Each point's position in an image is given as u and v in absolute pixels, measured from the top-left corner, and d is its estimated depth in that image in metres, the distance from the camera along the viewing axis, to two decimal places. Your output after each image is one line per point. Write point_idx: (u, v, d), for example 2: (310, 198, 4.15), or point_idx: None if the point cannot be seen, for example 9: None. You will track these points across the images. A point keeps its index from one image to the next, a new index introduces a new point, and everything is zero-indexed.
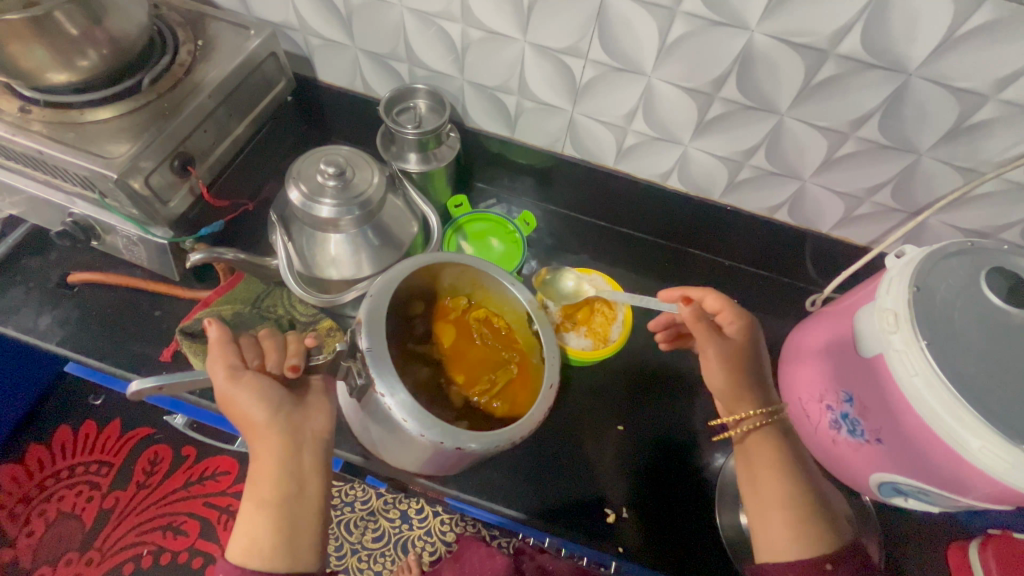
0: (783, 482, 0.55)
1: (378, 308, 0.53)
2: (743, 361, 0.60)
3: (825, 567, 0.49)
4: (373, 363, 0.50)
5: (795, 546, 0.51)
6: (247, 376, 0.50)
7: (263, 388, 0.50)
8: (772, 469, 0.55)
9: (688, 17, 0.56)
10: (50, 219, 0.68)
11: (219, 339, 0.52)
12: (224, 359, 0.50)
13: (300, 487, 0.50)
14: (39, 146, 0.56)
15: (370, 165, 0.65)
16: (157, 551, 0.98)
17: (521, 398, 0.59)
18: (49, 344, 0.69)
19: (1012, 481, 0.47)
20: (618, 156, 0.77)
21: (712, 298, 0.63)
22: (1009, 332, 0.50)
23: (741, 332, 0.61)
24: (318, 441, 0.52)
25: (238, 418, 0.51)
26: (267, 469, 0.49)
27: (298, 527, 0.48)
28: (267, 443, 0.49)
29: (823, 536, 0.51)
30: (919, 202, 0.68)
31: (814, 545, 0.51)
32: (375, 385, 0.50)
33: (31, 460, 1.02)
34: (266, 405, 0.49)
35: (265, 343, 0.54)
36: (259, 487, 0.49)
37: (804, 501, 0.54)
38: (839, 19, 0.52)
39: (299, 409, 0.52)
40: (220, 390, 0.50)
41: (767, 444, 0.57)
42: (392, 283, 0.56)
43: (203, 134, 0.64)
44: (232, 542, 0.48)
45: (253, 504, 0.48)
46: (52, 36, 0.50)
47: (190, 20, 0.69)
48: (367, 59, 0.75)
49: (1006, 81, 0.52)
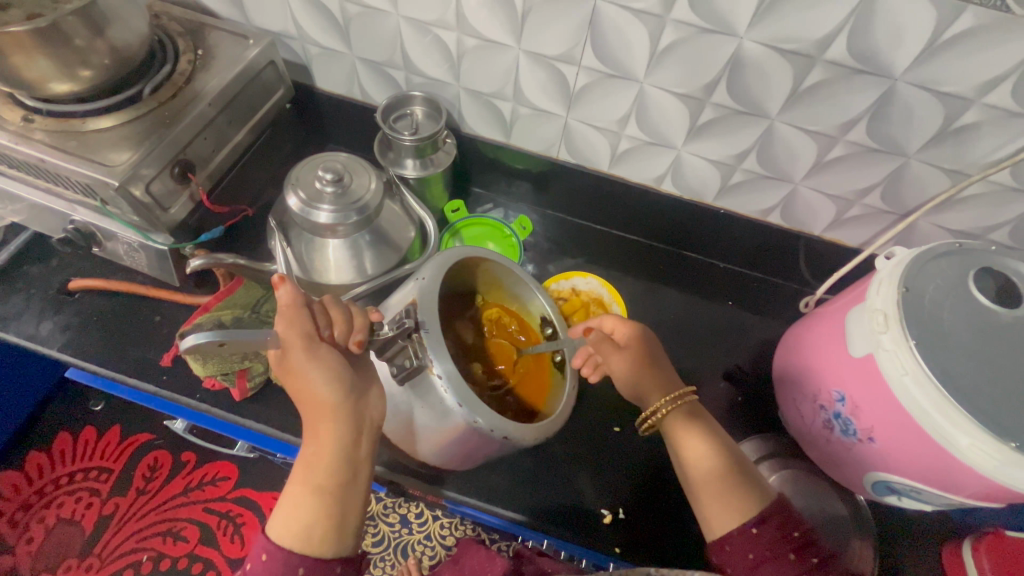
0: (708, 455, 0.53)
1: (431, 292, 0.56)
2: (641, 355, 0.60)
3: (750, 532, 0.47)
4: (431, 345, 0.53)
5: (725, 521, 0.49)
6: (322, 350, 0.50)
7: (335, 366, 0.50)
8: (695, 442, 0.55)
9: (679, 24, 0.57)
10: (51, 226, 0.69)
11: (291, 302, 0.50)
12: (298, 327, 0.49)
13: (354, 474, 0.50)
14: (41, 155, 0.57)
15: (367, 171, 0.66)
16: (156, 557, 0.98)
17: (537, 394, 0.62)
18: (49, 350, 0.70)
19: (1001, 478, 0.47)
20: (612, 161, 0.78)
21: (608, 317, 0.63)
22: (997, 331, 0.51)
23: (635, 334, 0.61)
24: (373, 430, 0.52)
25: (301, 394, 0.50)
26: (327, 453, 0.49)
27: (347, 515, 0.48)
28: (330, 426, 0.49)
29: (751, 503, 0.50)
30: (909, 204, 0.69)
31: (743, 510, 0.49)
32: (430, 367, 0.53)
33: (31, 467, 1.03)
34: (336, 386, 0.50)
35: (334, 313, 0.52)
36: (314, 469, 0.48)
37: (730, 470, 0.52)
38: (826, 25, 0.53)
39: (362, 396, 0.52)
40: (293, 359, 0.49)
41: (680, 426, 0.56)
42: (442, 270, 0.58)
43: (203, 142, 0.65)
44: (275, 521, 0.47)
45: (304, 486, 0.48)
46: (56, 47, 0.51)
47: (190, 30, 0.70)
48: (365, 67, 0.76)
49: (990, 85, 0.53)
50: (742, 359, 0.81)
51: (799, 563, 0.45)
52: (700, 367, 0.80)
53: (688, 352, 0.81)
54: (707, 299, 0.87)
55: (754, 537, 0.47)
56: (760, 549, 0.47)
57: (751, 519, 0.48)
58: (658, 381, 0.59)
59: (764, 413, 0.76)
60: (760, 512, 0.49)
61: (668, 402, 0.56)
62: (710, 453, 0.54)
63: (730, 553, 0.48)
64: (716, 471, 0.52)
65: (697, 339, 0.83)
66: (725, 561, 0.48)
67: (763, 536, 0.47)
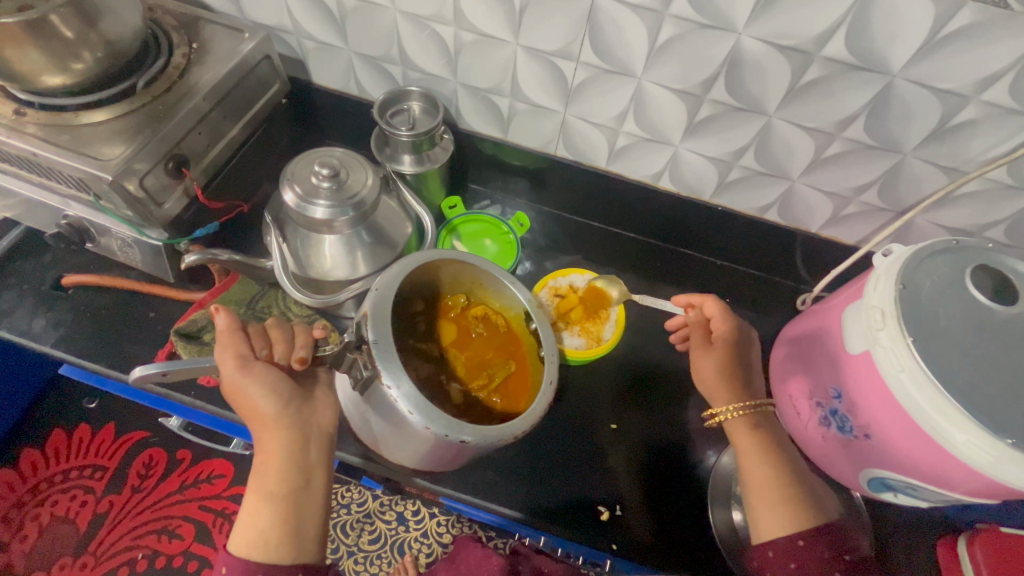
0: (768, 464, 0.56)
1: (384, 301, 0.52)
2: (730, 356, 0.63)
3: (796, 544, 0.51)
4: (380, 356, 0.50)
5: (769, 527, 0.53)
6: (257, 367, 0.50)
7: (272, 380, 0.50)
8: (758, 453, 0.57)
9: (676, 20, 0.57)
10: (44, 221, 0.68)
11: (228, 326, 0.51)
12: (233, 349, 0.50)
13: (308, 480, 0.49)
14: (33, 148, 0.56)
15: (364, 166, 0.66)
16: (152, 555, 0.98)
17: (520, 394, 0.60)
18: (44, 346, 0.69)
19: (996, 474, 0.47)
20: (610, 157, 0.78)
21: (711, 303, 0.68)
22: (993, 328, 0.51)
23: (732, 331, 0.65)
24: (323, 436, 0.52)
25: (245, 409, 0.50)
26: (274, 462, 0.49)
27: (304, 519, 0.48)
28: (275, 436, 0.49)
29: (799, 517, 0.52)
30: (905, 201, 0.69)
31: (792, 522, 0.52)
32: (381, 377, 0.49)
33: (25, 465, 1.02)
34: (277, 397, 0.50)
35: (273, 333, 0.52)
36: (265, 479, 0.48)
37: (784, 481, 0.54)
38: (825, 21, 0.53)
39: (307, 405, 0.52)
40: (229, 378, 0.49)
41: (743, 431, 0.59)
42: (400, 275, 0.55)
43: (197, 137, 0.64)
44: (235, 533, 0.47)
45: (258, 495, 0.48)
46: (47, 39, 0.50)
47: (184, 23, 0.69)
48: (361, 62, 0.76)
49: (987, 82, 0.53)
50: None
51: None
52: None
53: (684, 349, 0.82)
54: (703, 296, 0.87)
55: (799, 549, 0.50)
56: (804, 561, 0.50)
57: (798, 532, 0.51)
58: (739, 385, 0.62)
59: None
60: (812, 527, 0.51)
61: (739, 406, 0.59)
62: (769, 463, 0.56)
63: (771, 558, 0.51)
64: (774, 481, 0.54)
65: None
66: (765, 564, 0.52)
67: (809, 549, 0.50)
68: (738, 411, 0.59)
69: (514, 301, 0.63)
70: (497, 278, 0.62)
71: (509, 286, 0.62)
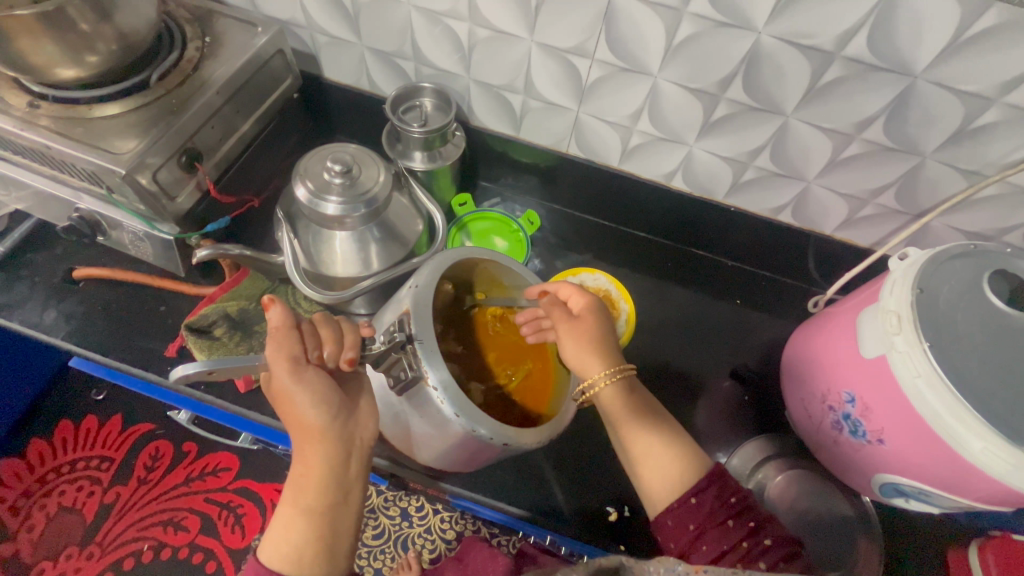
0: (647, 429, 0.53)
1: (425, 299, 0.54)
2: (595, 323, 0.57)
3: (689, 502, 0.47)
4: (425, 355, 0.51)
5: (665, 494, 0.49)
6: (308, 373, 0.48)
7: (321, 391, 0.49)
8: (635, 423, 0.53)
9: (696, 18, 0.56)
10: (55, 213, 0.68)
11: (283, 323, 0.49)
12: (285, 350, 0.48)
13: (345, 496, 0.49)
14: (46, 141, 0.56)
15: (376, 163, 0.66)
16: (158, 546, 0.98)
17: (542, 396, 0.61)
18: (53, 338, 0.69)
19: (1012, 482, 0.47)
20: (623, 155, 0.77)
21: (565, 285, 0.60)
22: (1011, 333, 0.50)
23: (590, 304, 0.59)
24: (364, 450, 0.51)
25: (289, 415, 0.50)
26: (315, 476, 0.48)
27: (339, 535, 0.47)
28: (318, 448, 0.48)
29: (686, 475, 0.49)
30: (922, 204, 0.68)
31: (680, 482, 0.49)
32: (426, 377, 0.50)
33: (32, 455, 1.03)
34: (324, 409, 0.48)
35: (323, 333, 0.51)
36: (302, 492, 0.47)
37: (660, 445, 0.52)
38: (846, 21, 0.52)
39: (352, 416, 0.51)
40: (279, 383, 0.48)
41: (615, 400, 0.54)
42: (437, 273, 0.56)
43: (210, 131, 0.64)
44: (267, 543, 0.47)
45: (294, 507, 0.47)
46: (63, 33, 0.50)
47: (198, 16, 0.69)
48: (374, 57, 0.75)
49: (1011, 84, 0.52)
50: (748, 358, 0.81)
51: (735, 528, 0.45)
52: (706, 366, 0.80)
53: (694, 350, 0.81)
54: (713, 296, 0.86)
55: (693, 508, 0.47)
56: (700, 518, 0.46)
57: (688, 490, 0.48)
58: (604, 352, 0.56)
59: (768, 413, 0.76)
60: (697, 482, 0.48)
61: (609, 371, 0.54)
62: (645, 429, 0.53)
63: (671, 527, 0.47)
64: (651, 445, 0.52)
65: (703, 336, 0.83)
66: (668, 537, 0.47)
67: (700, 506, 0.47)
68: (607, 378, 0.54)
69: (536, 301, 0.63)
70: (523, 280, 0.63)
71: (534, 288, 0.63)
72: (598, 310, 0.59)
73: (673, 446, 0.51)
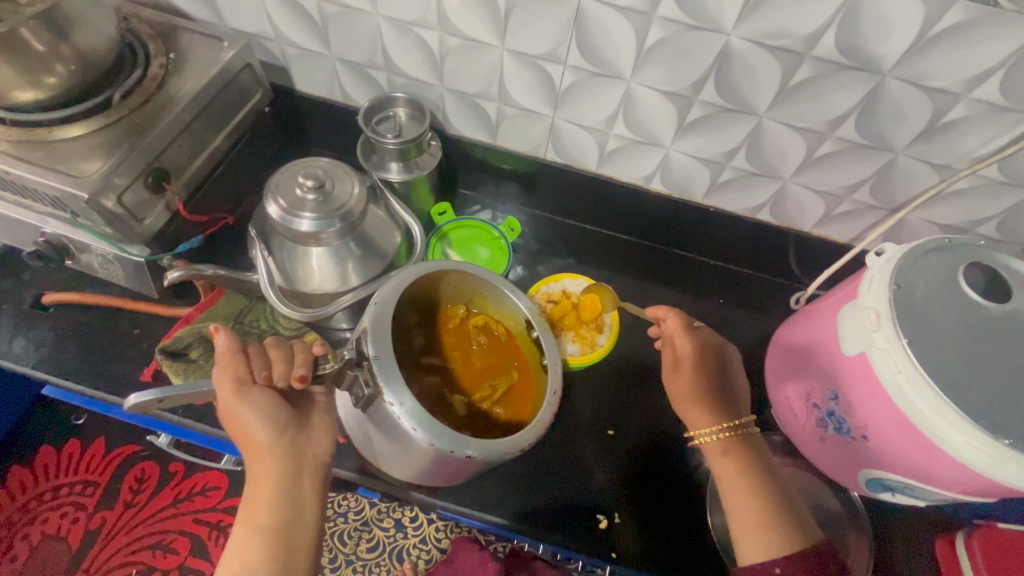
0: (751, 492, 0.55)
1: (384, 317, 0.52)
2: (703, 378, 0.62)
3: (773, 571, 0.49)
4: (382, 372, 0.49)
5: (757, 548, 0.51)
6: (252, 393, 0.48)
7: (269, 407, 0.48)
8: (741, 481, 0.56)
9: (665, 22, 0.56)
10: (20, 238, 0.66)
11: (228, 347, 0.49)
12: (231, 372, 0.48)
13: (300, 513, 0.48)
14: (6, 167, 0.55)
15: (350, 176, 0.65)
16: (146, 571, 0.96)
17: (526, 404, 0.59)
18: (25, 367, 0.68)
19: (993, 475, 0.47)
20: (600, 160, 0.77)
21: (674, 318, 0.65)
22: (987, 326, 0.51)
23: (695, 351, 0.62)
24: (318, 466, 0.50)
25: (240, 436, 0.49)
26: (267, 492, 0.47)
27: (295, 552, 0.46)
28: (267, 466, 0.48)
29: (781, 542, 0.51)
30: (898, 199, 0.68)
31: (775, 549, 0.50)
32: (383, 395, 0.49)
33: (13, 484, 1.00)
34: (272, 426, 0.48)
35: (272, 353, 0.51)
36: (256, 510, 0.47)
37: (769, 509, 0.53)
38: (813, 21, 0.52)
39: (303, 432, 0.50)
40: (223, 401, 0.47)
41: (721, 456, 0.58)
42: (399, 289, 0.55)
43: (178, 149, 0.63)
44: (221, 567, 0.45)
45: (246, 526, 0.46)
46: (18, 54, 0.49)
47: (161, 33, 0.67)
48: (345, 68, 0.74)
49: (977, 79, 0.53)
50: None
51: None
52: None
53: None
54: (697, 296, 0.86)
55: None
56: None
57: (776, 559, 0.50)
58: (713, 409, 0.61)
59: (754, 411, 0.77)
60: (789, 551, 0.50)
61: (718, 429, 0.59)
62: (747, 489, 0.55)
63: None
64: (752, 506, 0.53)
65: None
66: None
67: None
68: (716, 435, 0.58)
69: (513, 307, 0.62)
70: (498, 290, 0.61)
71: (509, 296, 0.61)
72: (707, 352, 0.63)
73: (774, 513, 0.53)
